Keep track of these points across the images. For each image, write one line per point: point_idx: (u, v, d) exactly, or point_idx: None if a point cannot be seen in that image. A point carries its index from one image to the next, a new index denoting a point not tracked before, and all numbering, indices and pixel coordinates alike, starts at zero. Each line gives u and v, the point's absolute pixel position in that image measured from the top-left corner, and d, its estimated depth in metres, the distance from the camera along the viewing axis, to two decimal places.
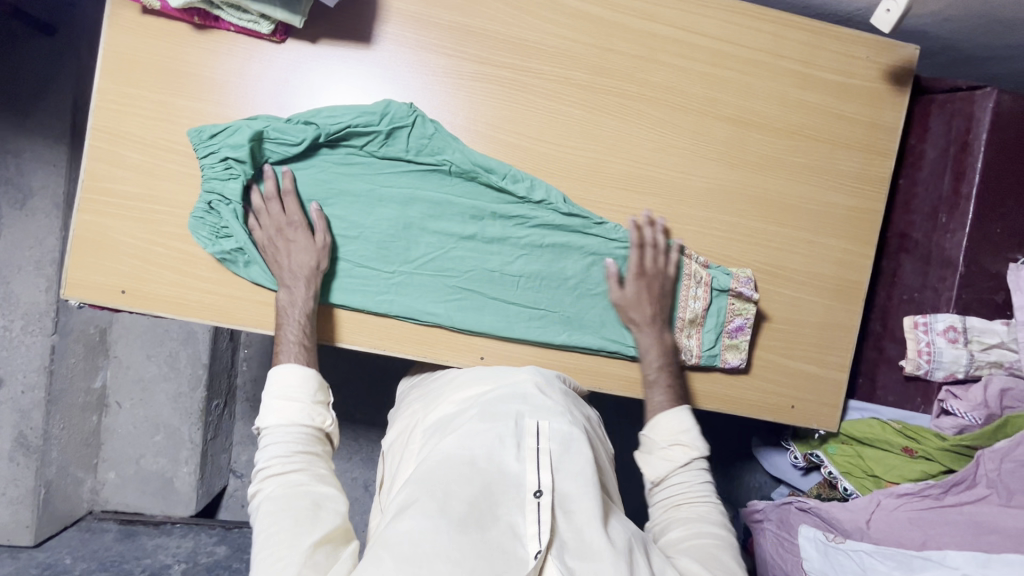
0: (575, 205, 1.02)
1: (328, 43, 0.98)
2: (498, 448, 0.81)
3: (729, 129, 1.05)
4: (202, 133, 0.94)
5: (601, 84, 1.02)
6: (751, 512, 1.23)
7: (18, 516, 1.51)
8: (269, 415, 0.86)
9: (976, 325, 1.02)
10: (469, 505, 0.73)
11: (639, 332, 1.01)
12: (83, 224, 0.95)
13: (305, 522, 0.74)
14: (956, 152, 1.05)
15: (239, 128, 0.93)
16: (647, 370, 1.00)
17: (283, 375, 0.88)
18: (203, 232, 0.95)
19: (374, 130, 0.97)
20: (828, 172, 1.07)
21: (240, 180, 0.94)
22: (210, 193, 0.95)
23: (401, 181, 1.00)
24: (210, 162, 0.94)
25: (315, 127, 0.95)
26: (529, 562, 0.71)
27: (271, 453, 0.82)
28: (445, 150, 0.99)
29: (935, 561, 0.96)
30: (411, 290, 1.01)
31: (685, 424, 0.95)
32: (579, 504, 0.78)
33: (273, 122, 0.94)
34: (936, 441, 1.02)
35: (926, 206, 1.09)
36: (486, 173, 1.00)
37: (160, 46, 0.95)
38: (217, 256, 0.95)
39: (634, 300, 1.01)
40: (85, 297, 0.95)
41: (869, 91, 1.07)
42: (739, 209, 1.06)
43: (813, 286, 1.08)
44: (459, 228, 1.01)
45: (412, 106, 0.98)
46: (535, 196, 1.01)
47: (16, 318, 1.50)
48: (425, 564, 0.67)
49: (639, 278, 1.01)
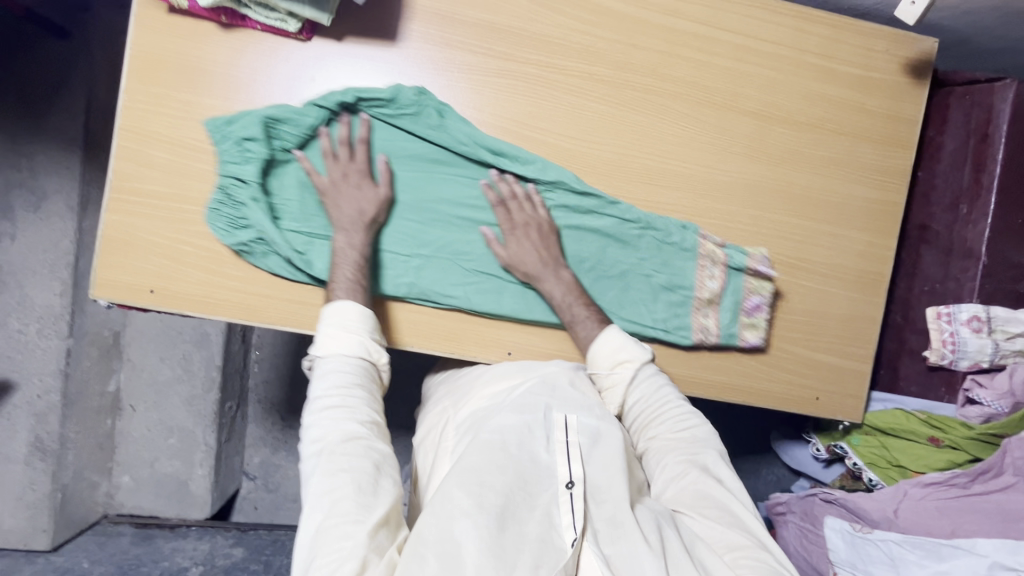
0: (588, 186, 1.02)
1: (353, 41, 0.98)
2: (528, 438, 0.82)
3: (752, 123, 1.06)
4: (219, 121, 0.94)
5: (624, 80, 1.03)
6: (774, 505, 1.23)
7: (35, 520, 1.50)
8: (327, 346, 0.86)
9: (999, 315, 1.03)
10: (505, 496, 0.74)
11: (541, 278, 0.99)
12: (110, 224, 0.95)
13: (368, 490, 0.72)
14: (976, 144, 1.06)
15: (253, 114, 0.94)
16: (565, 313, 0.99)
17: (346, 311, 0.88)
18: (219, 222, 0.96)
19: (381, 112, 0.97)
20: (849, 165, 1.08)
21: (257, 163, 0.94)
22: (225, 181, 0.95)
23: (412, 165, 1.00)
24: (225, 149, 0.95)
25: (325, 109, 0.95)
26: (567, 550, 0.71)
27: (328, 392, 0.81)
28: (455, 134, 0.99)
29: (964, 549, 0.96)
30: (430, 274, 1.00)
31: (616, 343, 0.97)
32: (611, 493, 0.78)
33: (284, 106, 0.95)
34: (963, 431, 1.03)
35: (946, 198, 1.10)
36: (496, 156, 1.00)
37: (186, 45, 0.95)
38: (234, 247, 0.96)
39: (518, 250, 0.99)
40: (111, 296, 0.95)
41: (889, 84, 1.08)
42: (761, 203, 1.07)
43: (836, 277, 1.09)
44: (473, 211, 1.01)
45: (420, 90, 0.98)
46: (547, 177, 1.01)
47: (31, 321, 1.50)
48: (467, 559, 0.67)
49: (511, 232, 0.99)
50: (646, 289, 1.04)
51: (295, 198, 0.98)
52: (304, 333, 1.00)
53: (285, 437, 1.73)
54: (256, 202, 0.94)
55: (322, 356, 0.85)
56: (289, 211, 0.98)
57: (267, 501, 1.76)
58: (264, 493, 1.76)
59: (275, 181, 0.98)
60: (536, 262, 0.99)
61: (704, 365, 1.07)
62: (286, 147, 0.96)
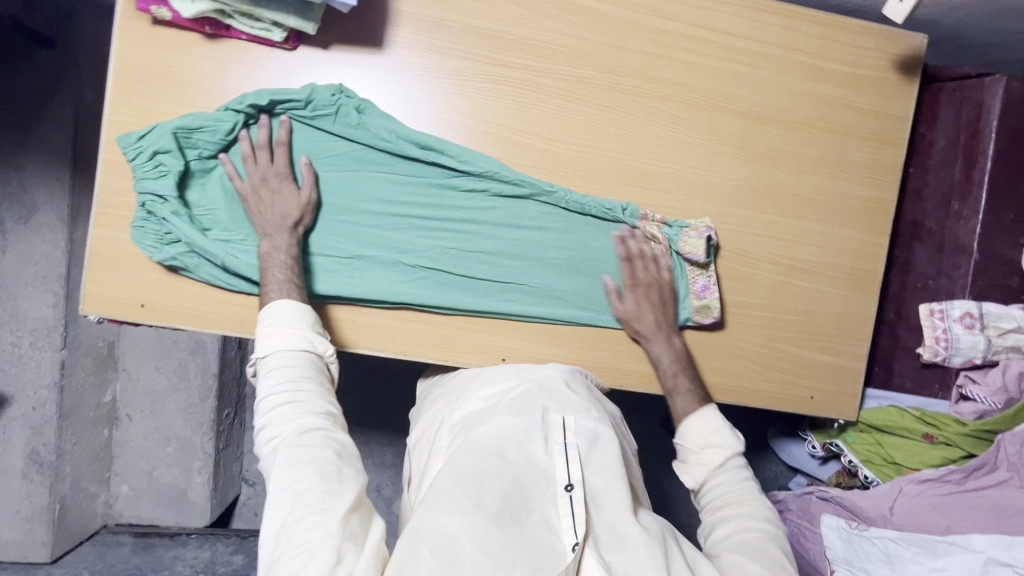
0: (519, 175, 1.01)
1: (340, 49, 0.97)
2: (526, 441, 0.82)
3: (742, 123, 1.05)
4: (131, 137, 0.93)
5: (614, 82, 1.02)
6: (772, 502, 1.25)
7: (34, 532, 1.51)
8: (272, 342, 0.85)
9: (992, 311, 1.03)
10: (502, 499, 0.74)
11: (649, 341, 1.02)
12: (98, 239, 0.94)
13: (330, 477, 0.72)
14: (966, 140, 1.06)
15: (166, 128, 0.93)
16: (664, 378, 1.01)
17: (285, 306, 0.87)
18: (147, 240, 0.94)
19: (297, 115, 0.96)
20: (840, 163, 1.08)
21: (172, 175, 0.93)
22: (144, 196, 0.93)
23: (343, 164, 0.99)
24: (139, 164, 0.93)
25: (241, 112, 0.94)
26: (567, 555, 0.71)
27: (280, 388, 0.80)
28: (376, 131, 0.98)
29: (959, 545, 0.96)
30: (373, 275, 1.00)
31: (711, 424, 0.93)
32: (610, 498, 0.78)
33: (198, 115, 0.94)
34: (958, 427, 1.03)
35: (937, 194, 1.09)
36: (424, 150, 0.99)
37: (171, 56, 0.94)
38: (164, 263, 0.94)
39: (634, 311, 1.02)
40: (102, 311, 0.95)
41: (878, 81, 1.07)
42: (753, 203, 1.06)
43: (828, 276, 1.09)
44: (408, 207, 1.01)
45: (335, 88, 0.96)
46: (476, 169, 1.00)
47: (25, 334, 1.49)
48: (465, 559, 0.67)
49: (634, 290, 1.02)
50: (598, 273, 1.04)
51: (219, 206, 0.97)
52: None
53: None
54: (176, 215, 0.93)
55: (267, 355, 0.84)
56: (216, 221, 0.97)
57: None
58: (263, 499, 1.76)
59: (196, 192, 0.97)
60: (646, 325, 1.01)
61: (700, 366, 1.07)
62: (203, 156, 0.95)
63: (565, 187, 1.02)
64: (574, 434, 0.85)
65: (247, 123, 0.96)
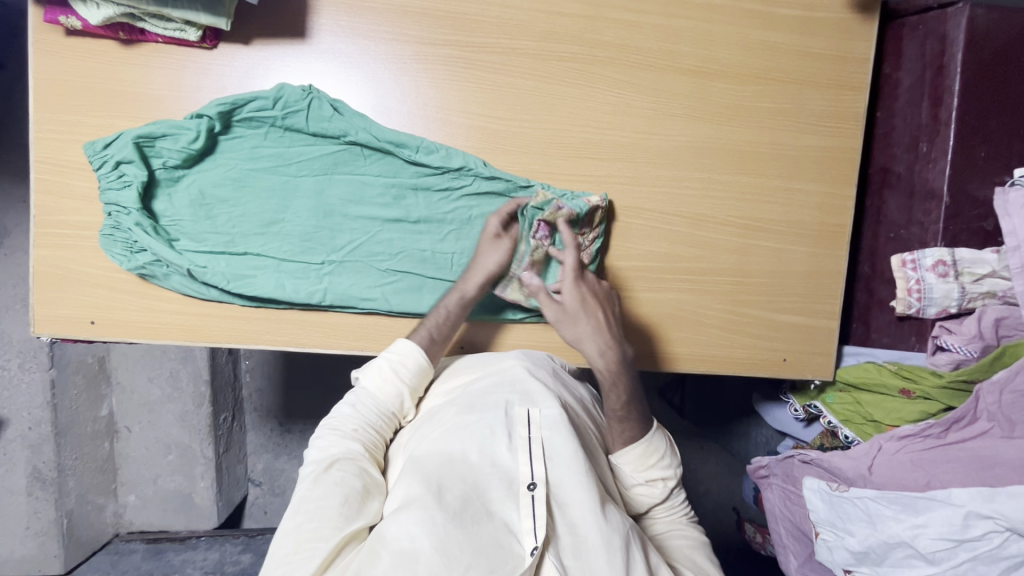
0: (499, 171, 0.99)
1: (262, 42, 0.94)
2: (489, 440, 0.79)
3: (690, 81, 1.00)
4: (96, 144, 0.91)
5: (552, 51, 0.98)
6: (755, 469, 1.19)
7: (46, 547, 1.54)
8: (374, 378, 0.90)
9: (966, 256, 0.98)
10: (463, 500, 0.72)
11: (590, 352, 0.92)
12: (41, 260, 0.94)
13: (354, 506, 0.73)
14: (932, 77, 1.00)
15: (130, 134, 0.91)
16: (611, 401, 0.90)
17: (408, 356, 0.91)
18: (117, 249, 0.94)
19: (268, 114, 0.94)
20: (798, 114, 1.02)
21: (135, 186, 0.92)
22: (110, 205, 0.93)
23: (313, 167, 0.98)
24: (104, 172, 0.92)
25: (205, 118, 0.92)
26: (526, 559, 0.69)
27: (359, 418, 0.85)
28: (348, 130, 0.95)
29: (940, 501, 0.92)
30: (344, 279, 0.98)
31: (655, 452, 0.89)
32: (573, 497, 0.76)
33: (167, 121, 0.92)
34: (934, 379, 0.99)
35: (905, 137, 1.04)
36: (398, 148, 0.97)
37: (92, 67, 0.92)
38: (134, 272, 0.94)
39: (570, 313, 0.94)
40: (54, 331, 0.95)
41: (833, 23, 1.01)
42: (710, 164, 1.02)
43: (794, 234, 1.04)
44: (383, 209, 0.99)
45: (306, 88, 0.94)
46: (452, 165, 0.97)
47: (13, 356, 1.49)
48: (421, 560, 0.65)
49: (581, 291, 0.94)
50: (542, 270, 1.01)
51: (186, 216, 0.96)
52: (253, 347, 0.99)
53: (284, 442, 1.74)
54: (140, 225, 0.92)
55: (364, 383, 0.89)
56: (183, 231, 0.96)
57: (275, 505, 1.77)
58: (271, 498, 1.77)
59: (164, 202, 0.96)
60: (586, 332, 0.93)
61: (665, 336, 1.04)
62: (169, 165, 0.94)
63: (536, 181, 1.00)
64: (538, 427, 0.82)
65: (212, 130, 0.94)
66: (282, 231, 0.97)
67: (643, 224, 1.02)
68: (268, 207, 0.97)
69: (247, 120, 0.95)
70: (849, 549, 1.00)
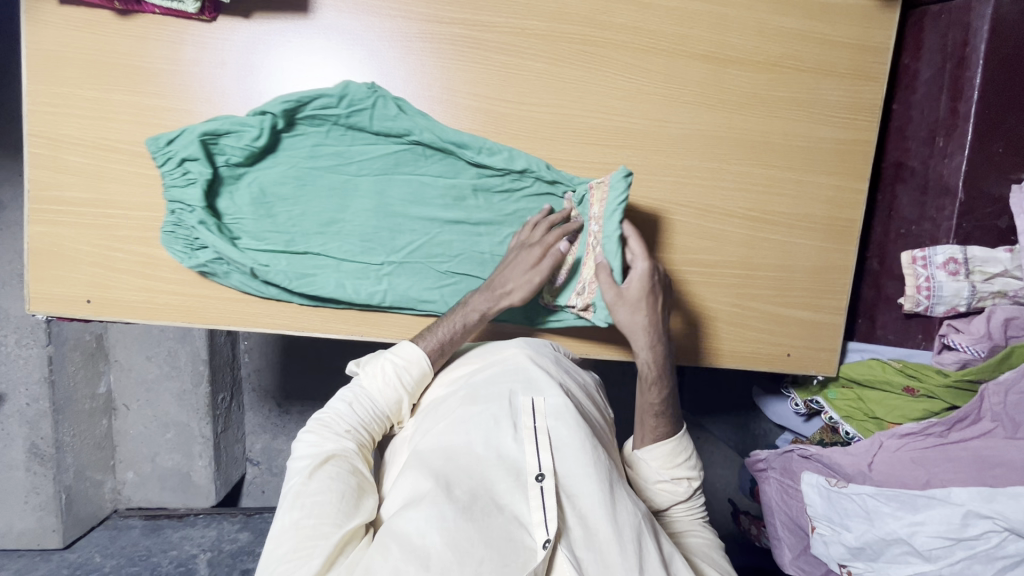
0: (557, 170, 0.97)
1: (263, 16, 0.91)
2: (495, 431, 0.79)
3: (704, 68, 0.97)
4: (160, 140, 0.90)
5: (560, 33, 0.95)
6: (754, 462, 1.18)
7: (44, 521, 1.52)
8: (373, 379, 0.88)
9: (977, 255, 0.97)
10: (471, 494, 0.72)
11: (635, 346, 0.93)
12: (36, 236, 0.93)
13: (350, 502, 0.74)
14: (953, 70, 0.97)
15: (192, 130, 0.90)
16: (644, 389, 0.93)
17: (413, 364, 0.90)
18: (177, 246, 0.93)
19: (332, 112, 0.92)
20: (813, 104, 1.00)
21: (200, 184, 0.91)
22: (173, 201, 0.92)
23: (375, 166, 0.97)
24: (168, 170, 0.91)
25: (268, 115, 0.90)
26: (539, 551, 0.69)
27: (353, 417, 0.84)
28: (412, 129, 0.94)
29: (939, 499, 0.92)
30: (403, 280, 0.98)
31: (682, 455, 0.93)
32: (583, 488, 0.76)
33: (231, 117, 0.90)
34: (939, 378, 0.99)
35: (922, 131, 1.02)
36: (460, 149, 0.95)
37: (86, 38, 0.89)
38: (196, 269, 0.94)
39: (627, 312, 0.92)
40: (50, 309, 0.94)
41: (853, 10, 0.98)
42: (722, 154, 1.00)
43: (803, 228, 1.02)
44: (443, 210, 0.99)
45: (371, 86, 0.92)
46: (514, 167, 0.96)
47: (9, 332, 1.45)
48: (433, 555, 0.65)
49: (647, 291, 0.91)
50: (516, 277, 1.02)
51: (247, 215, 0.95)
52: (251, 330, 0.98)
53: (282, 423, 1.74)
54: (204, 223, 0.91)
55: (364, 381, 0.88)
56: (244, 230, 0.96)
57: (273, 484, 1.79)
58: (269, 477, 1.78)
59: (226, 199, 0.95)
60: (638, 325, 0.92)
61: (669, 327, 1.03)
62: (231, 162, 0.93)
63: (552, 167, 0.97)
64: (544, 416, 0.82)
65: (274, 127, 0.92)
66: (342, 230, 0.98)
67: (649, 214, 1.00)
68: (328, 206, 0.97)
69: (310, 118, 0.93)
70: (845, 545, 1.01)
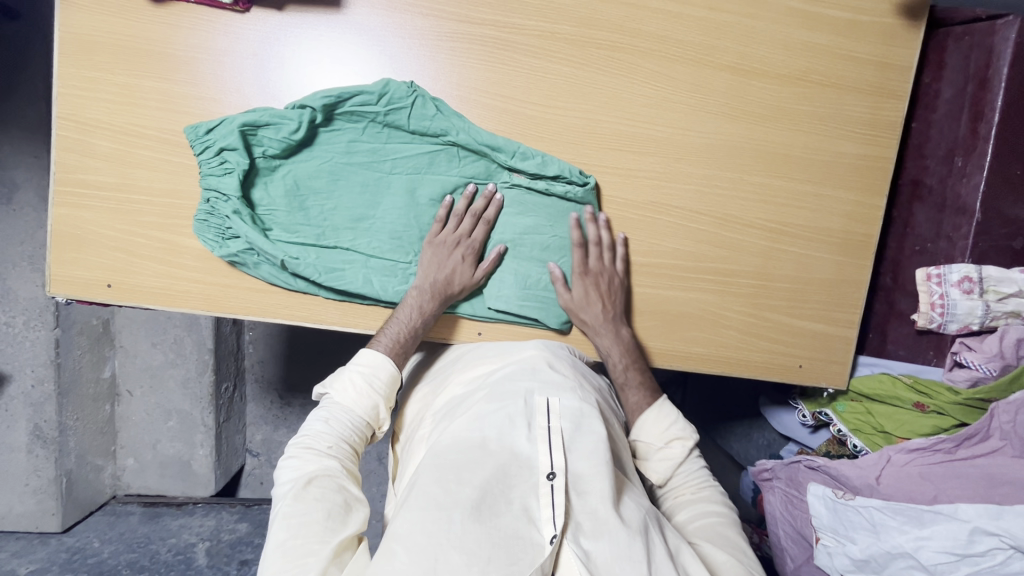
0: (585, 174, 0.98)
1: (295, 10, 0.92)
2: (509, 429, 0.79)
3: (729, 79, 0.98)
4: (198, 129, 0.91)
5: (589, 38, 0.96)
6: (760, 471, 1.20)
7: (44, 504, 1.52)
8: (345, 393, 0.88)
9: (992, 274, 0.98)
10: (481, 491, 0.72)
11: (596, 335, 0.99)
12: (59, 219, 0.93)
13: (339, 519, 0.74)
14: (974, 91, 0.98)
15: (234, 120, 0.90)
16: (614, 373, 0.99)
17: (380, 368, 0.90)
18: (209, 234, 0.94)
19: (371, 109, 0.93)
20: (835, 119, 1.01)
21: (236, 173, 0.91)
22: (208, 190, 0.93)
23: (406, 165, 0.97)
24: (205, 158, 0.91)
25: (308, 109, 0.91)
26: (546, 547, 0.70)
27: (332, 433, 0.84)
28: (448, 130, 0.94)
29: (946, 515, 0.93)
30: None
31: (669, 416, 0.94)
32: (593, 485, 0.75)
33: (269, 110, 0.91)
34: (949, 395, 1.00)
35: (941, 150, 1.03)
36: (495, 152, 0.96)
37: (120, 24, 0.90)
38: (225, 259, 0.94)
39: (582, 301, 0.98)
40: (70, 292, 0.94)
41: (879, 27, 0.99)
42: (743, 165, 1.01)
43: (820, 240, 1.03)
44: None
45: (412, 85, 0.93)
46: (547, 173, 0.96)
47: (18, 313, 1.45)
48: (440, 556, 0.66)
49: (583, 277, 0.98)
50: (514, 280, 1.00)
51: (281, 206, 0.96)
52: (268, 321, 0.98)
53: (283, 414, 1.74)
54: (238, 213, 0.92)
55: (336, 398, 0.88)
56: (277, 222, 0.96)
57: (272, 476, 1.78)
58: (269, 469, 1.78)
59: (260, 189, 0.95)
60: (593, 317, 0.98)
61: (683, 334, 1.04)
62: (268, 154, 0.93)
63: (578, 170, 0.98)
64: (558, 417, 0.82)
65: (312, 121, 0.93)
66: (372, 227, 0.98)
67: (668, 221, 1.01)
68: (361, 202, 0.97)
69: (348, 114, 0.94)
70: (849, 556, 1.00)
